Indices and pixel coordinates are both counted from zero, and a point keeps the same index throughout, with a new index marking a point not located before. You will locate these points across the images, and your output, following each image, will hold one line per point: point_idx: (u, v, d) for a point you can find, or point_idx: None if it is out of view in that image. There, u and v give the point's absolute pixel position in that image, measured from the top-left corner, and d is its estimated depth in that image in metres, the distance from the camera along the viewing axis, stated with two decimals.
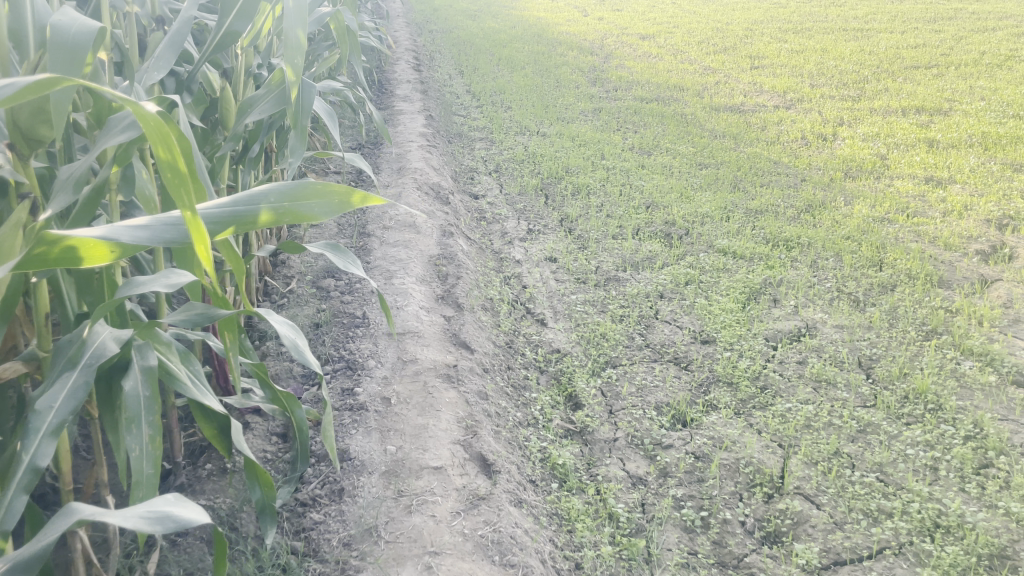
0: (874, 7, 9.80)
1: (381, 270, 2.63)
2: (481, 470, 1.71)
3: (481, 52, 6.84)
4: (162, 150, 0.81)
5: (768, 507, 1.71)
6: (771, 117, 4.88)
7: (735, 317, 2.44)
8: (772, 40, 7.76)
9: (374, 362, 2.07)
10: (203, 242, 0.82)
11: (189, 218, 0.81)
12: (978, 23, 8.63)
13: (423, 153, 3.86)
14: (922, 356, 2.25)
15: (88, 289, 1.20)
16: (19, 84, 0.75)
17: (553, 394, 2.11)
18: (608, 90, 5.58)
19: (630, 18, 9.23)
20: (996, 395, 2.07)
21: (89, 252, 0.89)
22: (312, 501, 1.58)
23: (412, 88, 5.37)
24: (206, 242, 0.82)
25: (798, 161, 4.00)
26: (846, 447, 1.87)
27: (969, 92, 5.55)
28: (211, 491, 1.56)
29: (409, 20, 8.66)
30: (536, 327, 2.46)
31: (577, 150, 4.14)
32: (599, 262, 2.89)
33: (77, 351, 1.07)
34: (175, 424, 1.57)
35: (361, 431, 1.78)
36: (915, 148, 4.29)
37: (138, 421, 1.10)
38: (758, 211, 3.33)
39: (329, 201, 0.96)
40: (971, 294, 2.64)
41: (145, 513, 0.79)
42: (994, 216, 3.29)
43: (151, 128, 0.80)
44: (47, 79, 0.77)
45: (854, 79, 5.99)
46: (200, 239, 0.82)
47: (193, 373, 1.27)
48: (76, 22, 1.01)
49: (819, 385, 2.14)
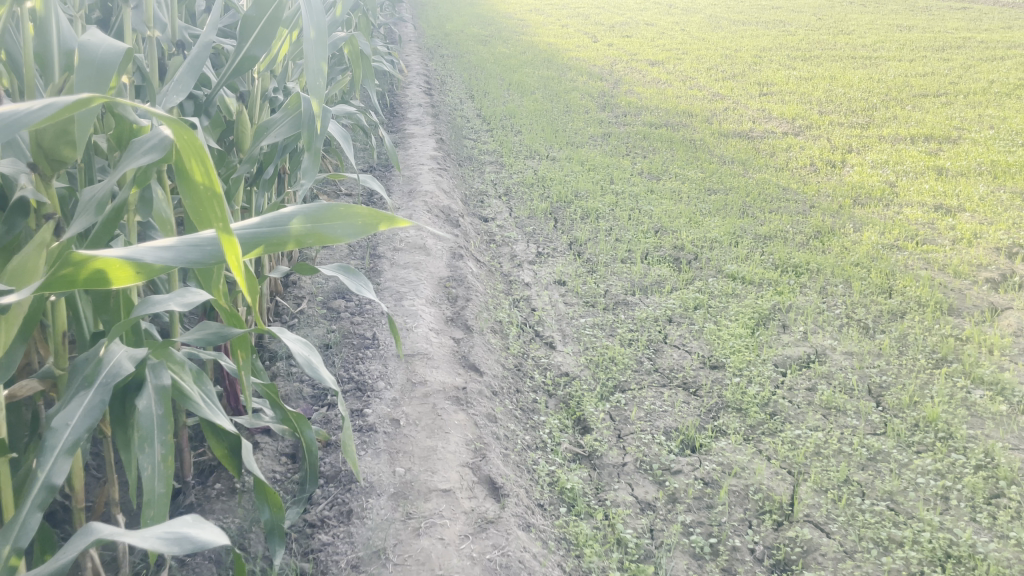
0: (884, 36, 9.86)
1: (391, 291, 2.64)
2: (490, 494, 1.71)
3: (492, 77, 6.90)
4: (198, 169, 0.88)
5: (777, 534, 1.70)
6: (780, 143, 4.90)
7: (744, 343, 2.45)
8: (780, 68, 7.80)
9: (383, 384, 2.07)
10: (234, 253, 0.83)
11: (221, 231, 0.84)
12: (987, 52, 8.69)
13: (434, 176, 3.88)
14: (931, 384, 2.24)
15: (105, 308, 1.21)
16: (60, 103, 0.76)
17: (561, 418, 2.11)
18: (617, 116, 5.62)
19: (639, 44, 9.30)
20: (1006, 424, 2.06)
21: (114, 273, 0.91)
22: (321, 522, 1.59)
23: (422, 111, 5.42)
24: (237, 251, 0.83)
25: (807, 187, 4.00)
26: (857, 475, 1.86)
27: (977, 121, 5.57)
28: (220, 511, 1.57)
29: (420, 44, 8.77)
30: (544, 350, 2.46)
31: (586, 175, 4.16)
32: (607, 286, 2.90)
33: (94, 369, 1.09)
34: (186, 444, 1.59)
35: (370, 452, 1.78)
36: (923, 176, 4.29)
37: (151, 440, 1.11)
38: (766, 237, 3.33)
39: (353, 222, 0.96)
40: (981, 322, 2.64)
41: (163, 533, 0.80)
42: (1003, 245, 3.29)
43: (183, 144, 0.87)
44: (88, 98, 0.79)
45: (862, 106, 6.01)
46: (230, 249, 0.84)
47: (206, 394, 1.27)
48: (104, 42, 1.04)
49: (829, 412, 2.13)
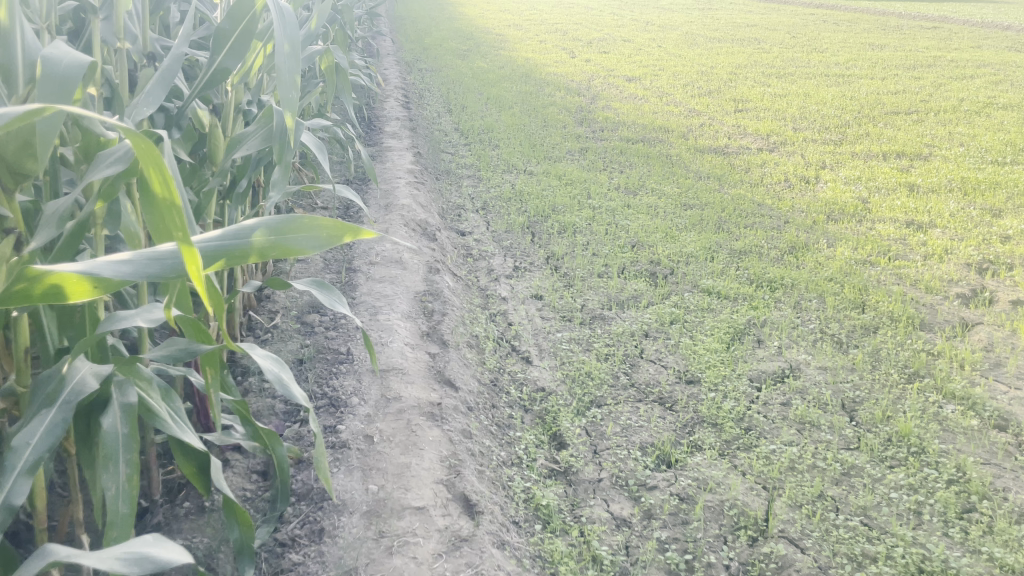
0: (856, 54, 10.02)
1: (366, 305, 2.62)
2: (464, 511, 1.69)
3: (470, 91, 6.91)
4: (158, 181, 0.86)
5: (752, 550, 1.70)
6: (755, 159, 4.95)
7: (719, 358, 2.46)
8: (755, 84, 7.90)
9: (357, 400, 2.05)
10: (194, 265, 0.80)
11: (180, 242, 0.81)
12: (957, 70, 8.86)
13: (411, 190, 3.87)
14: (904, 399, 2.26)
15: (70, 323, 1.19)
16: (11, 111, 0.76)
17: (537, 433, 2.09)
18: (594, 131, 5.65)
19: (616, 60, 9.37)
20: (978, 439, 2.08)
21: (71, 288, 0.90)
22: (291, 541, 1.57)
23: (400, 125, 5.41)
24: (197, 263, 0.80)
25: (781, 203, 4.04)
26: (831, 490, 1.87)
27: (948, 138, 5.67)
28: (188, 530, 1.54)
29: (399, 58, 8.78)
30: (521, 364, 2.45)
31: (563, 189, 4.17)
32: (584, 300, 2.90)
33: (57, 388, 1.06)
34: (154, 462, 1.56)
35: (343, 469, 1.76)
36: (896, 192, 4.35)
37: (115, 459, 1.09)
38: (742, 252, 3.36)
39: (317, 235, 0.96)
40: (952, 337, 2.67)
41: (122, 554, 0.79)
42: (974, 260, 3.34)
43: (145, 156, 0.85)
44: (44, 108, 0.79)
45: (836, 123, 6.10)
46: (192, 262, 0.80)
47: (174, 410, 1.25)
48: (67, 55, 1.03)
49: (803, 427, 2.14)
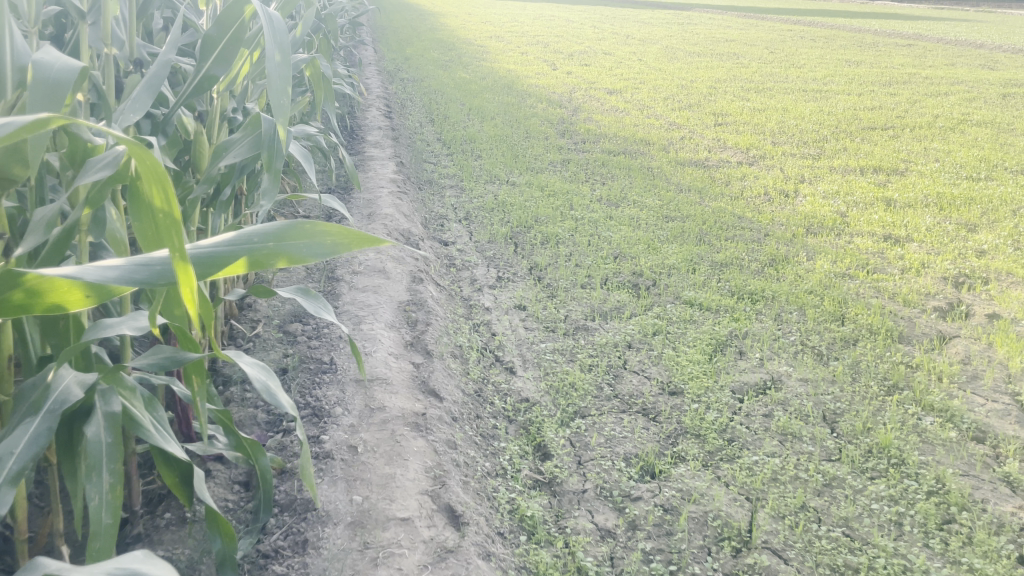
0: (833, 70, 10.16)
1: (350, 315, 2.61)
2: (449, 522, 1.69)
3: (452, 102, 6.92)
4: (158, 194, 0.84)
5: (736, 561, 1.70)
6: (735, 173, 5.00)
7: (702, 369, 2.47)
8: (735, 99, 7.98)
9: (341, 410, 2.03)
10: (190, 284, 0.81)
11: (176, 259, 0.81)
12: (931, 87, 9.01)
13: (393, 199, 3.86)
14: (884, 411, 2.28)
15: (53, 330, 1.16)
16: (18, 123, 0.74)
17: (522, 444, 2.09)
18: (576, 142, 5.68)
19: (597, 73, 9.43)
20: (956, 451, 2.11)
21: (67, 296, 0.89)
22: (274, 552, 1.55)
23: (382, 134, 5.41)
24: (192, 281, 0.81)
25: (761, 216, 4.08)
26: (813, 501, 1.88)
27: (924, 154, 5.76)
28: (170, 542, 1.52)
29: (380, 68, 8.78)
30: (505, 375, 2.45)
31: (546, 201, 4.18)
32: (567, 311, 2.91)
33: (41, 397, 1.06)
34: (135, 472, 1.53)
35: (327, 480, 1.75)
36: (873, 206, 4.41)
37: (99, 469, 1.08)
38: (723, 264, 3.38)
39: (318, 241, 0.94)
40: (930, 350, 2.70)
41: (112, 569, 0.77)
42: (950, 274, 3.39)
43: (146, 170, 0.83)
44: (50, 119, 0.76)
45: (814, 138, 6.18)
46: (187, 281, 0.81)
47: (156, 420, 1.24)
48: (58, 61, 1.02)
49: (785, 438, 2.15)
